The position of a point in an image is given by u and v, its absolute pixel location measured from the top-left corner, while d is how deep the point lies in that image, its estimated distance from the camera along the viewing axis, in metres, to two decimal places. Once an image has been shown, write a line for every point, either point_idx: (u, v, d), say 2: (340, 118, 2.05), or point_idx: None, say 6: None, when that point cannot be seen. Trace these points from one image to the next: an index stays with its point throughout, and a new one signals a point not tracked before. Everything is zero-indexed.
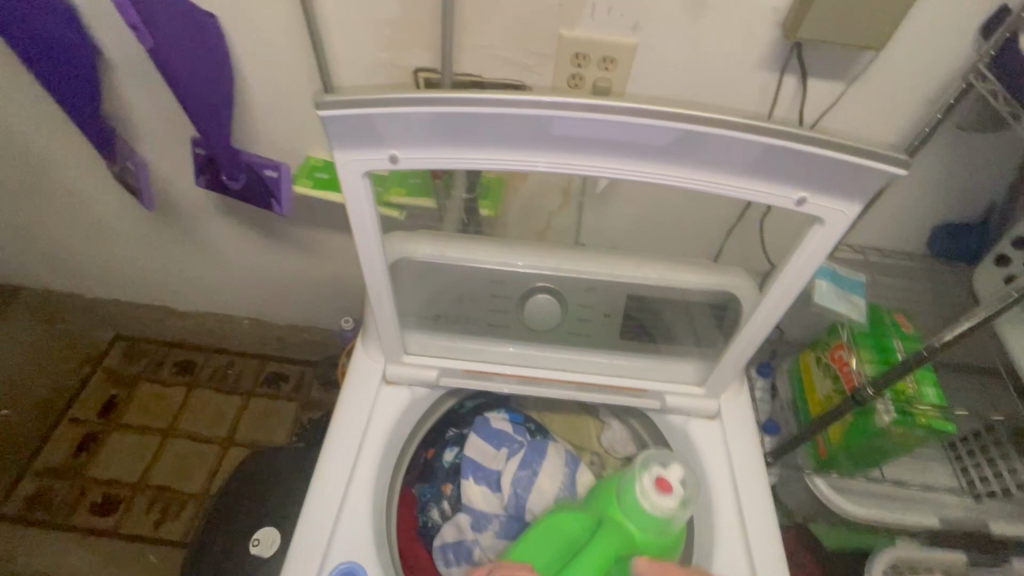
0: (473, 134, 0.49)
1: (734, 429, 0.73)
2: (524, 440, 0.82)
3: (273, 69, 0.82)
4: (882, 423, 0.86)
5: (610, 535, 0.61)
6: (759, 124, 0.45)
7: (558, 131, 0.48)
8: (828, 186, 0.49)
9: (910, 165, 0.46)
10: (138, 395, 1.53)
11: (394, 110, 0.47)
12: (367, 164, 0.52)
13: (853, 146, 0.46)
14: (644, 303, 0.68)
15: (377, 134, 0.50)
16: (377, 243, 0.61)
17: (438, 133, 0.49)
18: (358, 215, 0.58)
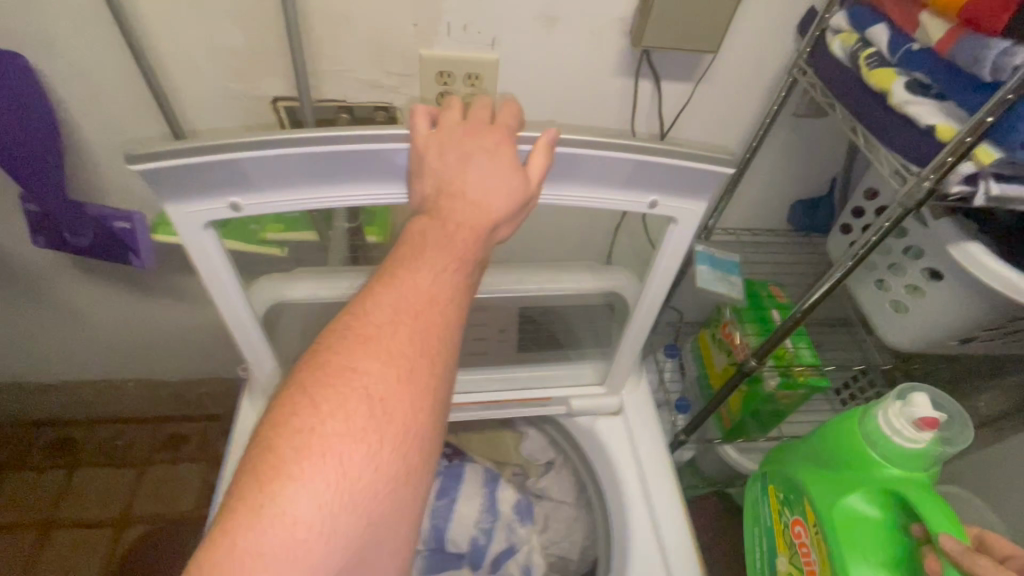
0: (318, 172, 0.47)
1: (637, 421, 0.74)
2: (441, 468, 0.79)
3: (106, 109, 0.74)
4: (769, 387, 0.92)
5: (916, 495, 0.58)
6: (602, 140, 0.48)
7: (403, 161, 0.47)
8: (679, 189, 0.52)
9: (737, 163, 0.49)
10: (6, 488, 1.33)
11: (221, 156, 0.44)
12: (207, 215, 0.49)
13: (688, 152, 0.49)
14: (536, 313, 0.69)
15: (211, 184, 0.46)
16: (236, 292, 0.57)
17: (281, 177, 0.47)
18: (206, 265, 0.54)
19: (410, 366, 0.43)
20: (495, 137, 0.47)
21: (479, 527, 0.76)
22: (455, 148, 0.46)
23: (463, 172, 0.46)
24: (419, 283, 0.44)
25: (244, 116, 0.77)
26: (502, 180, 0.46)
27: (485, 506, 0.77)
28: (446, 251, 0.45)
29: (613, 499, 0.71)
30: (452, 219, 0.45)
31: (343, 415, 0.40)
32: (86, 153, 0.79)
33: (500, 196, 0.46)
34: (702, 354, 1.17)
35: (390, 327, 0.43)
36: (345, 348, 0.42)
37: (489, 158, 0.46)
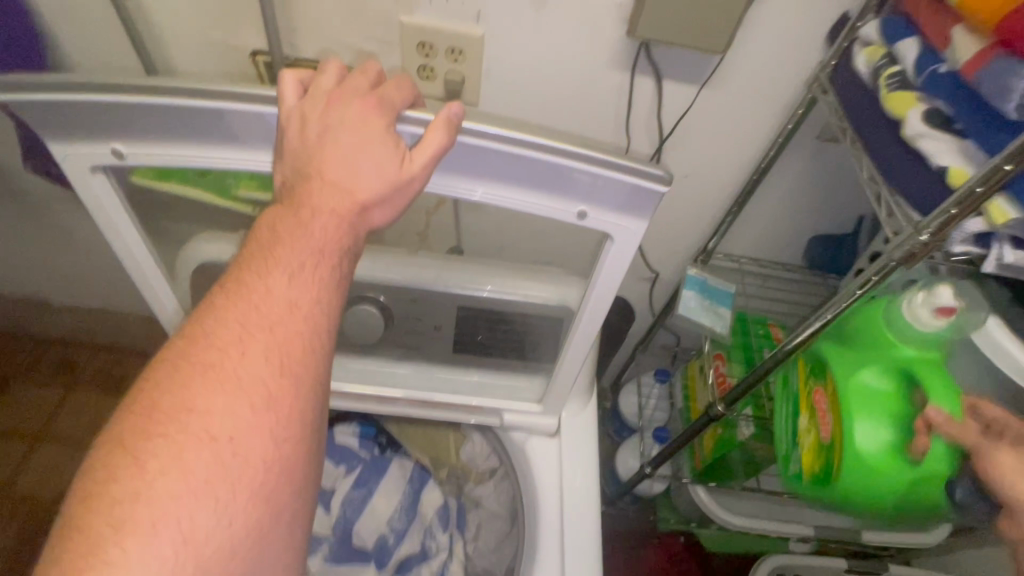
0: (186, 127, 0.47)
1: (572, 446, 0.70)
2: (366, 457, 0.78)
3: (96, 42, 0.74)
4: (743, 436, 0.84)
5: (928, 374, 0.56)
6: (492, 130, 0.45)
7: (268, 128, 0.47)
8: (588, 193, 0.48)
9: (672, 178, 0.47)
10: (12, 393, 1.42)
11: (90, 99, 0.46)
12: (91, 156, 0.51)
13: (610, 163, 0.46)
14: (476, 315, 0.64)
15: (94, 127, 0.49)
16: (136, 239, 0.60)
17: (160, 129, 0.48)
18: (99, 209, 0.56)
19: (259, 397, 0.38)
20: (373, 111, 0.45)
21: (390, 523, 0.74)
22: (331, 118, 0.45)
23: (329, 143, 0.44)
24: (273, 295, 0.41)
25: (225, 67, 0.75)
26: (374, 159, 0.44)
27: (402, 504, 0.76)
28: (313, 244, 0.43)
29: (529, 530, 0.66)
30: (314, 207, 0.44)
31: (181, 467, 0.35)
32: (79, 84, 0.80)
33: (369, 177, 0.44)
34: (688, 384, 1.09)
35: (233, 352, 0.39)
36: (177, 386, 0.37)
37: (358, 133, 0.44)
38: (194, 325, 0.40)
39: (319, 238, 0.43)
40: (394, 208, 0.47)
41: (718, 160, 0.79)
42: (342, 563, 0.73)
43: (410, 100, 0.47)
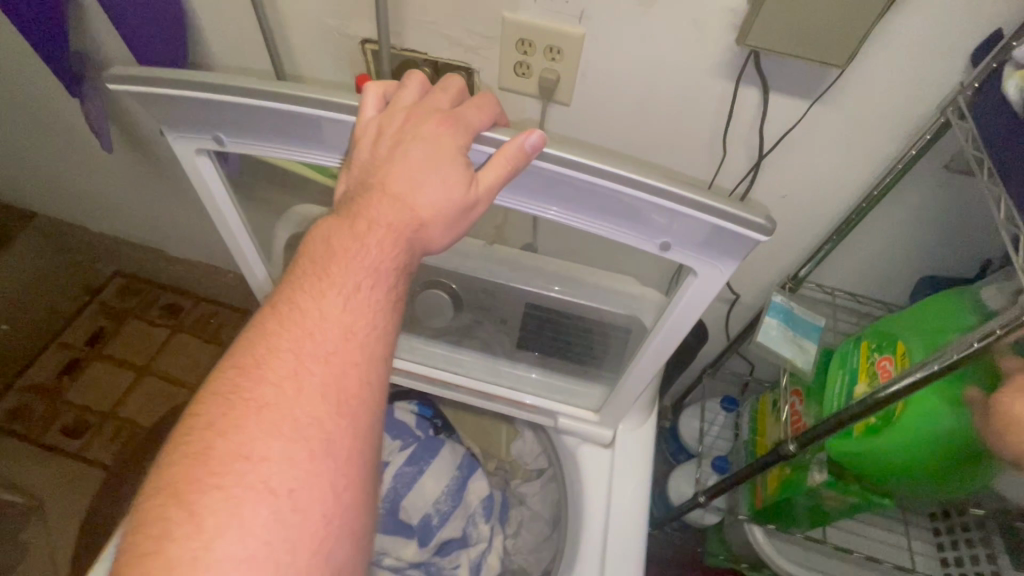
0: (271, 130, 0.53)
1: (625, 460, 0.68)
2: (422, 436, 0.79)
3: (229, 25, 0.82)
4: (813, 482, 0.76)
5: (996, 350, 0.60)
6: (564, 157, 0.47)
7: (330, 129, 0.52)
8: (654, 226, 0.49)
9: (773, 229, 0.46)
10: (126, 329, 1.61)
11: (187, 95, 0.52)
12: (192, 143, 0.58)
13: (692, 198, 0.46)
14: (543, 315, 0.63)
15: (194, 120, 0.55)
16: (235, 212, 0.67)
17: (249, 128, 0.54)
18: (205, 187, 0.64)
19: (315, 431, 0.42)
20: (444, 134, 0.49)
21: (437, 505, 0.73)
22: (403, 136, 0.50)
23: (399, 162, 0.49)
24: (334, 318, 0.45)
25: (335, 51, 0.79)
26: (442, 186, 0.48)
27: (449, 489, 0.75)
28: (376, 262, 0.47)
29: (571, 538, 0.66)
30: (381, 224, 0.48)
31: (241, 517, 0.38)
32: (211, 60, 0.88)
33: (433, 203, 0.48)
34: (756, 417, 1.02)
35: (288, 388, 0.43)
36: (234, 435, 0.41)
37: (426, 158, 0.48)
38: (246, 356, 0.44)
39: (376, 259, 0.47)
40: (452, 228, 0.51)
41: (820, 180, 0.74)
42: (388, 535, 0.72)
43: (489, 119, 0.50)
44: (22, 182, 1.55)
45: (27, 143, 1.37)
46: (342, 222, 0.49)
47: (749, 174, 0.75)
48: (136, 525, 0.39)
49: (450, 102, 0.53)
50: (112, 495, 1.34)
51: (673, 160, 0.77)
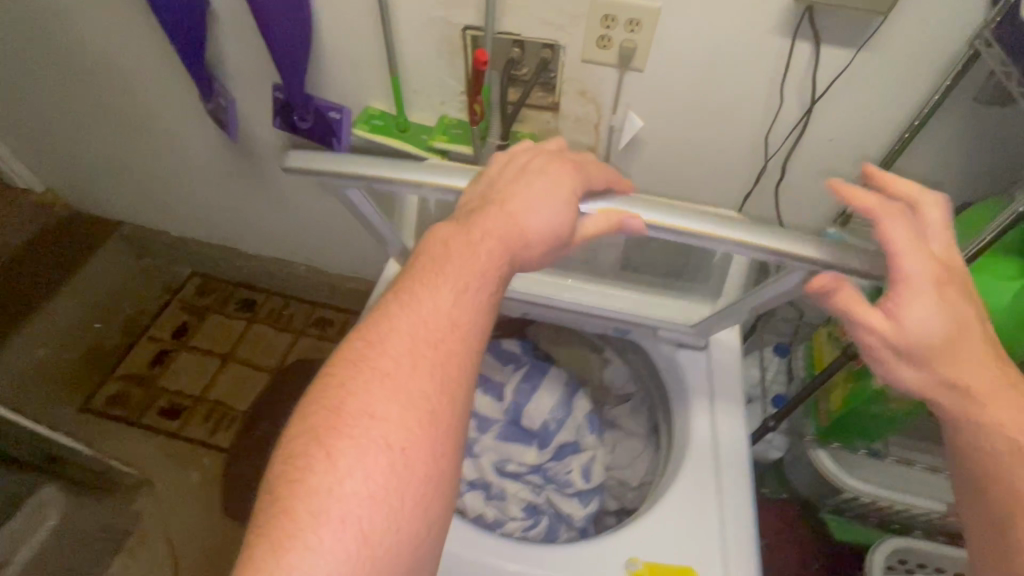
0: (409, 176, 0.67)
1: (720, 359, 0.81)
2: (530, 360, 0.90)
3: (346, 23, 0.97)
4: (878, 383, 0.87)
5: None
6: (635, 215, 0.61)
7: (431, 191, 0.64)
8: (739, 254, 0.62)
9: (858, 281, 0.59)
10: (207, 323, 1.73)
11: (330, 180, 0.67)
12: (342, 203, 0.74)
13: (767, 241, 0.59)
14: (645, 236, 0.77)
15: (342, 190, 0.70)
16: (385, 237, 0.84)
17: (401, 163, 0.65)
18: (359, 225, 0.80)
19: (430, 399, 0.49)
20: (555, 176, 0.61)
21: (551, 414, 0.85)
22: (518, 175, 0.61)
23: (511, 192, 0.59)
24: (451, 311, 0.53)
25: (439, 38, 0.94)
26: (546, 211, 0.58)
27: (560, 401, 0.86)
28: (481, 265, 0.55)
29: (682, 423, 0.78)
30: (488, 232, 0.56)
31: (362, 462, 0.45)
32: (325, 56, 1.03)
33: (535, 225, 0.58)
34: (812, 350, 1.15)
35: (407, 363, 0.50)
36: (362, 393, 0.48)
37: (536, 191, 0.59)
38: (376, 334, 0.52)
39: (482, 265, 0.55)
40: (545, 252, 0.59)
41: (864, 122, 0.86)
42: (511, 440, 0.85)
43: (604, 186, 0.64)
44: (111, 192, 1.71)
45: (126, 152, 1.53)
46: (457, 227, 0.58)
47: (802, 121, 0.88)
48: (285, 454, 0.47)
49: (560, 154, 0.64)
50: (213, 469, 1.46)
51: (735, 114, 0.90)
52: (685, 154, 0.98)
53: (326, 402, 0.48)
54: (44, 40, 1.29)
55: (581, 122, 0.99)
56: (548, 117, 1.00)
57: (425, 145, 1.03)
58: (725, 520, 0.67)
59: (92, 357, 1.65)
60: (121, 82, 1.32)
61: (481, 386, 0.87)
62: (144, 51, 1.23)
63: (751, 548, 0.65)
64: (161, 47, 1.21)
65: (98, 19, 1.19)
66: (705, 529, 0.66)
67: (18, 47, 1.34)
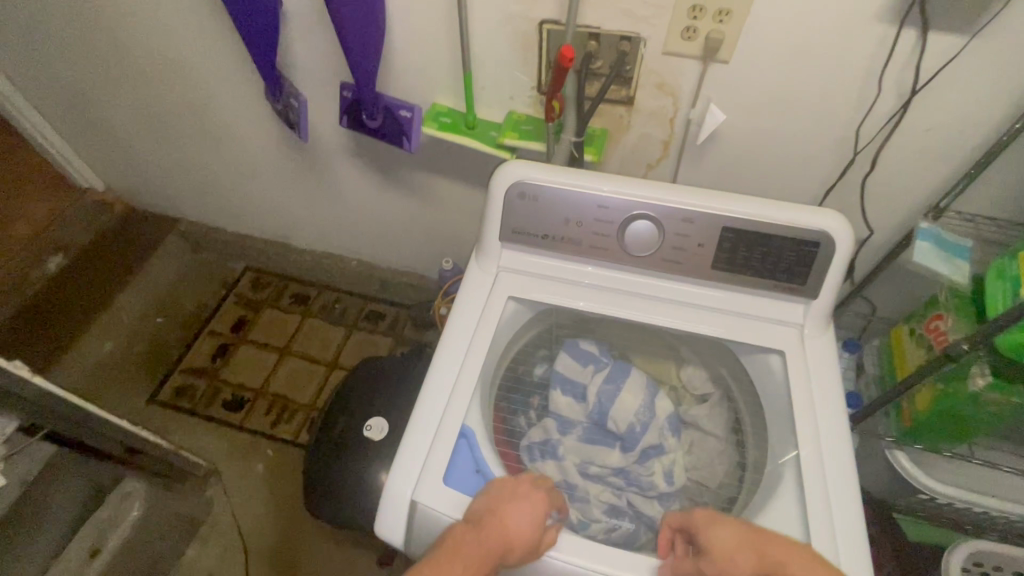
0: (451, 429, 0.71)
1: (818, 361, 0.74)
2: (610, 361, 0.90)
3: (418, 20, 0.96)
4: (975, 386, 0.85)
5: None
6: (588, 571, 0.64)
7: None
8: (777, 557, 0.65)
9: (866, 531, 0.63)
10: (264, 316, 1.76)
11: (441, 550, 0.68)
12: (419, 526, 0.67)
13: None
14: (738, 236, 0.75)
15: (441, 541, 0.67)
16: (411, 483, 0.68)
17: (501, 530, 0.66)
18: (395, 503, 0.67)
19: None
20: (535, 492, 0.66)
21: (637, 415, 0.85)
22: (508, 492, 0.65)
23: (505, 501, 0.64)
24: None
25: (515, 32, 0.92)
26: (530, 523, 0.63)
27: (643, 403, 0.86)
28: (468, 568, 0.58)
29: (781, 427, 0.74)
30: (485, 536, 0.60)
31: None
32: (393, 54, 1.02)
33: (522, 538, 0.61)
34: (892, 349, 1.08)
35: None
36: None
37: (521, 495, 0.65)
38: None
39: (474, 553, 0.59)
40: (529, 552, 0.62)
41: (965, 114, 0.83)
42: (594, 442, 0.86)
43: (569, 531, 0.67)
44: (169, 189, 1.74)
45: (184, 150, 1.56)
46: (471, 529, 0.62)
47: (898, 112, 0.85)
48: None
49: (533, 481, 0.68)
50: (279, 462, 1.51)
51: (823, 107, 0.87)
52: (768, 147, 0.95)
53: None
54: (110, 42, 1.31)
55: (657, 117, 0.96)
56: (622, 111, 0.97)
57: (496, 142, 1.02)
58: (836, 529, 0.64)
59: (157, 349, 1.70)
60: (185, 82, 1.34)
61: (559, 385, 0.88)
62: (210, 51, 1.24)
63: (865, 562, 0.62)
64: (226, 47, 1.22)
65: (166, 20, 1.21)
66: (817, 541, 0.63)
67: (84, 49, 1.36)
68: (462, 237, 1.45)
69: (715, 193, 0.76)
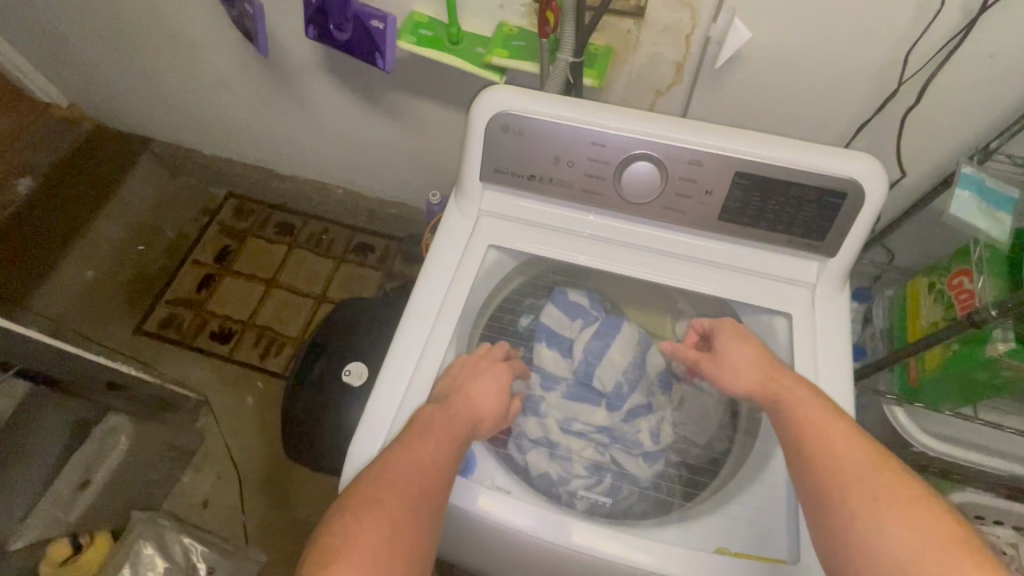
0: (420, 391, 0.66)
1: (829, 326, 0.67)
2: (599, 315, 0.84)
3: None
4: (994, 353, 0.79)
5: None
6: (565, 542, 0.61)
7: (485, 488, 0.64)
8: (758, 538, 0.63)
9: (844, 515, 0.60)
10: (248, 246, 1.68)
11: None
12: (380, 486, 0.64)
13: (770, 543, 0.62)
14: (751, 182, 0.65)
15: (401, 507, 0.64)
16: (375, 444, 0.64)
17: (480, 499, 0.63)
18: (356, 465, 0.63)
19: (409, 523, 0.52)
20: (494, 365, 0.68)
21: (625, 373, 0.81)
22: (468, 370, 0.67)
23: (465, 377, 0.66)
24: (437, 465, 0.56)
25: None
26: (494, 392, 0.66)
27: (632, 360, 0.81)
28: (442, 444, 0.58)
29: None
30: (454, 411, 0.62)
31: (353, 540, 0.49)
32: None
33: (489, 408, 0.64)
34: (906, 302, 1.01)
35: (417, 467, 0.55)
36: (373, 491, 0.53)
37: (479, 371, 0.67)
38: (388, 470, 0.55)
39: (448, 427, 0.60)
40: (496, 422, 0.66)
41: None
42: (579, 400, 0.81)
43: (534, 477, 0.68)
44: (136, 106, 1.60)
45: (144, 61, 1.41)
46: (440, 409, 0.62)
47: (962, 33, 0.72)
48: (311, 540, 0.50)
49: (489, 353, 0.70)
50: (269, 394, 1.50)
51: (868, 24, 0.73)
52: (796, 73, 0.81)
53: (353, 497, 0.53)
54: None
55: (670, 33, 0.80)
56: (631, 26, 0.81)
57: (483, 62, 0.88)
58: None
59: (139, 279, 1.64)
60: None
61: (544, 339, 0.82)
62: None
63: None
64: None
65: None
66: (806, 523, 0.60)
67: None
68: (451, 168, 1.33)
69: (729, 131, 0.65)
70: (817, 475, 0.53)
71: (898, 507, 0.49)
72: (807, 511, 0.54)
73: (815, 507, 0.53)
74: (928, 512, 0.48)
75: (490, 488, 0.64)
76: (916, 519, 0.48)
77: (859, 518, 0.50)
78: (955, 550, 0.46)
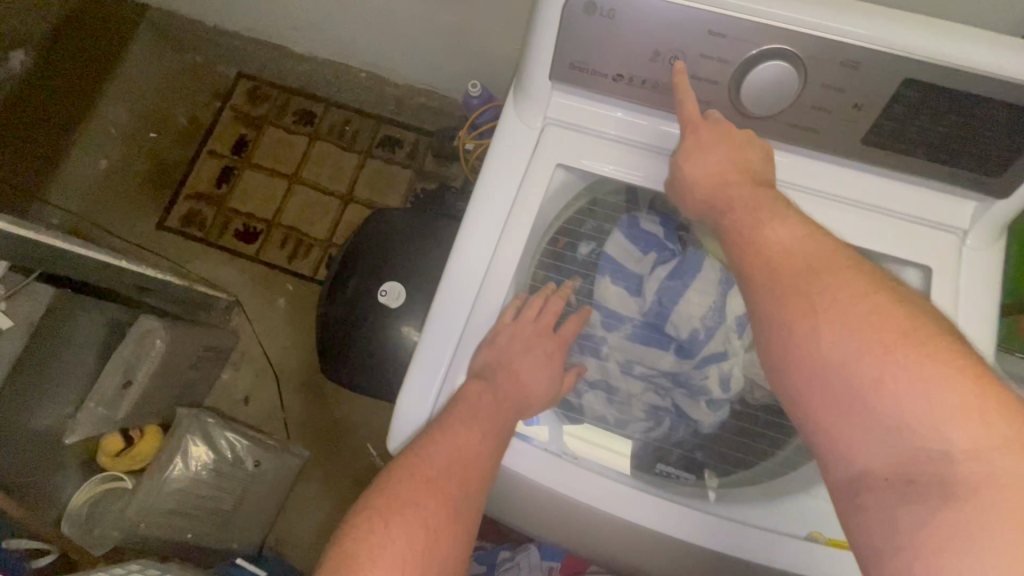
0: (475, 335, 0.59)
1: (977, 281, 0.54)
2: (676, 249, 0.72)
3: None
4: None
5: None
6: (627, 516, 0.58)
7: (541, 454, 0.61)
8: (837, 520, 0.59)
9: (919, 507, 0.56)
10: (266, 137, 1.54)
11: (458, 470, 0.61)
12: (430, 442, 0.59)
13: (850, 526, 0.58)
14: (921, 93, 0.48)
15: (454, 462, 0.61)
16: (426, 397, 0.58)
17: (534, 468, 0.59)
18: (407, 419, 0.58)
19: (446, 521, 0.49)
20: (546, 343, 0.62)
21: (705, 319, 0.68)
22: (518, 344, 0.60)
23: (518, 352, 0.59)
24: (480, 459, 0.53)
25: None
26: (544, 372, 0.60)
27: (714, 307, 0.69)
28: (487, 434, 0.54)
29: None
30: (503, 392, 0.57)
31: (388, 537, 0.47)
32: None
33: (538, 390, 0.59)
34: None
35: (457, 461, 0.52)
36: (410, 484, 0.50)
37: (533, 346, 0.60)
38: (426, 462, 0.51)
39: (492, 414, 0.55)
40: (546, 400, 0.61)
41: None
42: (645, 344, 0.71)
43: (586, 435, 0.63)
44: None
45: None
46: (488, 388, 0.56)
47: None
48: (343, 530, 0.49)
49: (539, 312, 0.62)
50: (300, 297, 1.46)
51: None
52: None
53: (390, 485, 0.50)
54: None
55: None
56: None
57: None
58: None
59: (155, 171, 1.53)
60: None
61: (609, 273, 0.71)
62: None
63: None
64: None
65: None
66: None
67: None
68: (493, 50, 1.15)
69: (903, 18, 0.47)
70: (767, 302, 0.44)
71: (845, 316, 0.40)
72: (756, 344, 0.45)
73: (765, 339, 0.44)
74: (882, 315, 0.39)
75: (548, 456, 0.60)
76: (869, 325, 0.38)
77: (799, 333, 0.41)
78: (910, 346, 0.37)
